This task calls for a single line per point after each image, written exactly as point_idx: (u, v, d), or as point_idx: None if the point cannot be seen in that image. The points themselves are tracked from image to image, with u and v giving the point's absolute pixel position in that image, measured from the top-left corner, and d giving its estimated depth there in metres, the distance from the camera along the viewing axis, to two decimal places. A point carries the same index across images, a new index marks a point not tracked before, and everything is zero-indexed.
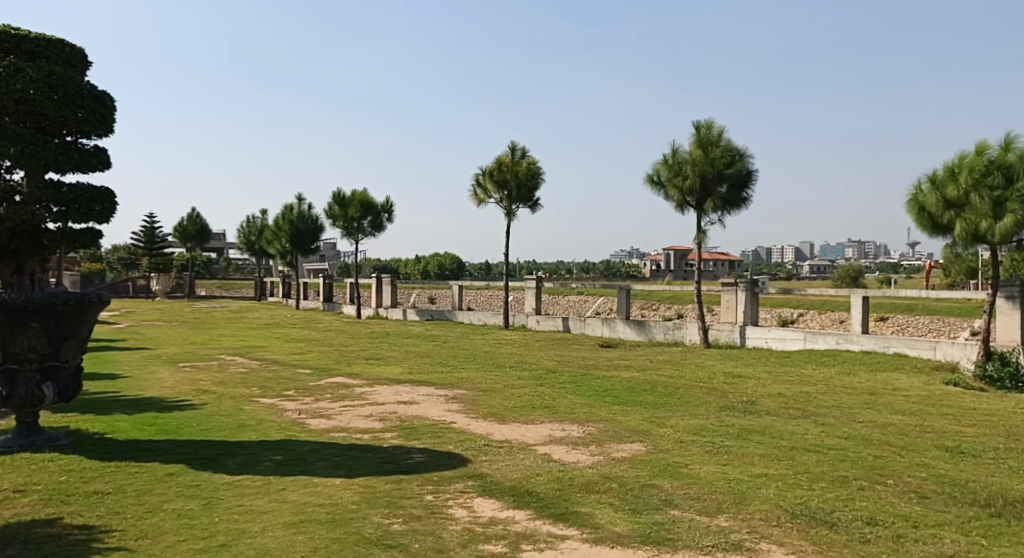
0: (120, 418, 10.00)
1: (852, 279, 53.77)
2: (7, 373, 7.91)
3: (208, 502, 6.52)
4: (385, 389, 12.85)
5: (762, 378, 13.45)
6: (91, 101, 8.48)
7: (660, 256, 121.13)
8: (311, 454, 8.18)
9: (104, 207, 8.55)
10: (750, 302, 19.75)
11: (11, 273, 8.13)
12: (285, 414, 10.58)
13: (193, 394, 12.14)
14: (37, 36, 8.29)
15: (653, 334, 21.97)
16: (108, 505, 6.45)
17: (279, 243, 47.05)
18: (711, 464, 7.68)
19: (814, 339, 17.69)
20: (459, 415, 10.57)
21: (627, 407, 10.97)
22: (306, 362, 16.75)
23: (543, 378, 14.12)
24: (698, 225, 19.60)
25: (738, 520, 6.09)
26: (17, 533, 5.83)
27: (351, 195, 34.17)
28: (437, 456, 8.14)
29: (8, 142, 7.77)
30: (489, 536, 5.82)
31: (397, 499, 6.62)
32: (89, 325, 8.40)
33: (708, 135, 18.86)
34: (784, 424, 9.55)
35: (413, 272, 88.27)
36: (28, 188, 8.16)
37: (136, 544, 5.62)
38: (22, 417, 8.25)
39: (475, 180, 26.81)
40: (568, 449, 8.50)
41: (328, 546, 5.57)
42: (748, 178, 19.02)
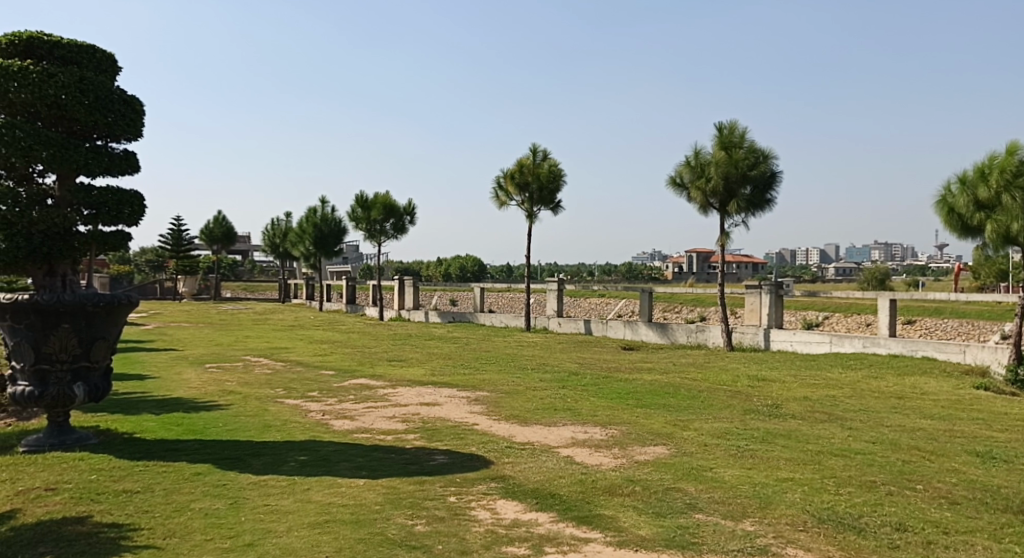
0: (148, 418, 10.12)
1: (878, 282, 52.99)
2: (39, 373, 8.03)
3: (235, 502, 6.59)
4: (408, 391, 12.91)
5: (787, 382, 13.31)
6: (121, 106, 8.60)
7: (682, 258, 120.50)
8: (335, 455, 8.24)
9: (133, 210, 8.66)
10: (774, 305, 19.59)
11: (43, 275, 8.26)
12: (309, 415, 10.66)
13: (219, 394, 12.29)
14: (69, 42, 8.43)
15: (675, 336, 21.86)
16: (137, 504, 6.54)
17: (303, 246, 47.37)
18: (736, 468, 7.63)
19: (840, 343, 17.51)
20: (482, 417, 10.58)
21: (650, 410, 10.94)
22: (330, 364, 16.88)
23: (565, 380, 14.09)
24: (722, 227, 19.46)
25: (763, 524, 6.05)
26: (49, 530, 5.93)
27: (374, 198, 34.35)
28: (459, 458, 8.16)
29: (40, 146, 7.92)
30: (512, 538, 5.83)
31: (420, 501, 6.65)
32: (119, 326, 8.51)
33: (731, 136, 18.76)
34: (810, 428, 9.45)
35: (435, 274, 88.59)
36: (60, 191, 8.30)
37: (164, 543, 5.69)
38: (53, 416, 8.38)
39: (497, 182, 26.85)
40: (590, 452, 8.49)
41: (352, 546, 5.60)
42: (773, 179, 18.85)
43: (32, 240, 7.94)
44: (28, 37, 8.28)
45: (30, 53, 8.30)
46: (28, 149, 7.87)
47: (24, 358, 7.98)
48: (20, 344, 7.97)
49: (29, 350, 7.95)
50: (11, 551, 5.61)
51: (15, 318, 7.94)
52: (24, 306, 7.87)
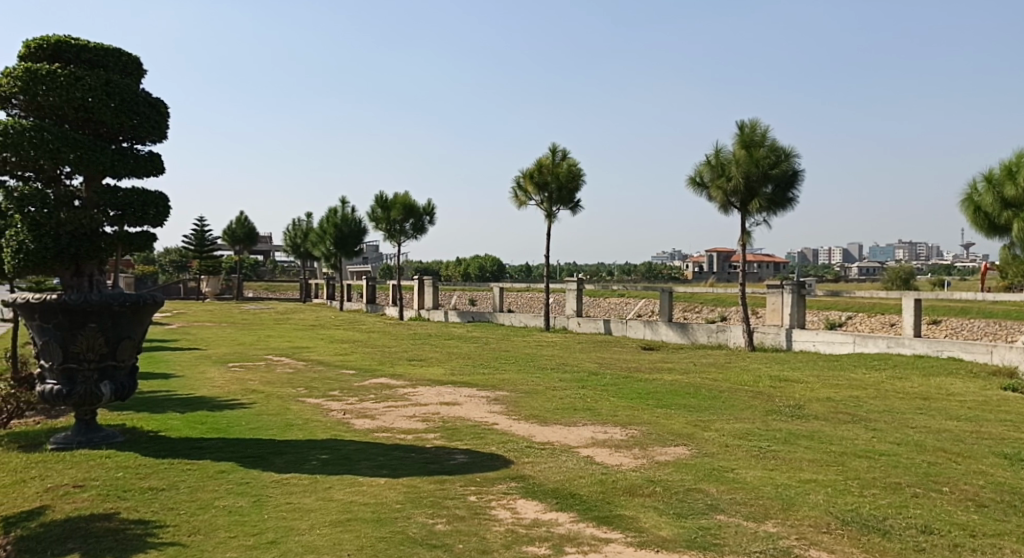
0: (173, 416, 10.23)
1: (903, 282, 52.37)
2: (66, 372, 8.15)
3: (258, 500, 6.64)
4: (428, 391, 12.94)
5: (809, 383, 13.19)
6: (146, 108, 8.69)
7: (702, 257, 119.94)
8: (356, 454, 8.28)
9: (159, 211, 8.75)
10: (796, 305, 19.44)
11: (71, 275, 8.38)
12: (330, 414, 10.73)
13: (242, 393, 12.39)
14: (95, 46, 8.53)
15: (696, 336, 21.76)
16: (162, 502, 6.61)
17: (324, 246, 47.68)
18: (758, 469, 7.58)
19: (864, 343, 17.36)
20: (501, 416, 10.60)
21: (671, 410, 10.90)
22: (350, 363, 16.96)
23: (584, 380, 14.07)
24: (743, 226, 19.34)
25: (786, 526, 6.02)
26: (77, 527, 6.01)
27: (394, 198, 34.49)
28: (479, 457, 8.17)
29: (67, 149, 8.04)
30: (532, 538, 5.83)
31: (441, 500, 6.67)
32: (144, 325, 8.61)
33: (752, 135, 18.65)
34: (832, 429, 9.37)
35: (454, 274, 88.83)
36: (87, 193, 8.42)
37: (189, 540, 5.75)
38: (80, 414, 8.50)
39: (516, 182, 26.87)
40: (610, 452, 8.46)
41: (373, 544, 5.64)
42: (794, 178, 18.71)
43: (59, 240, 8.07)
44: (56, 40, 8.40)
45: (58, 57, 8.43)
46: (56, 151, 8.00)
47: (52, 356, 8.11)
48: (48, 343, 8.09)
49: (57, 349, 8.07)
50: (41, 548, 5.70)
51: (43, 318, 8.06)
52: (53, 306, 7.98)
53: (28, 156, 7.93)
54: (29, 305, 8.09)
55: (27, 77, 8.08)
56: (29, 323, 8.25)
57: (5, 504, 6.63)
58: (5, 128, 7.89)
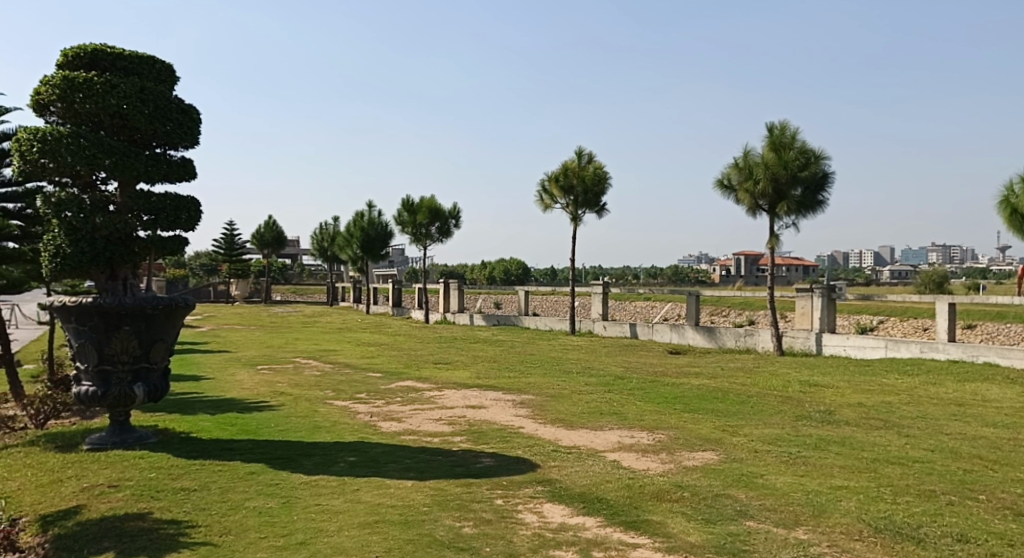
0: (204, 418, 10.36)
1: (936, 285, 51.61)
2: (101, 373, 8.28)
3: (287, 501, 6.70)
4: (454, 394, 12.97)
5: (840, 388, 13.03)
6: (179, 115, 8.82)
7: (729, 261, 119.11)
8: (384, 456, 8.32)
9: (191, 215, 8.88)
10: (826, 309, 19.23)
11: (106, 279, 8.51)
12: (358, 417, 10.79)
13: (271, 395, 12.50)
14: (130, 54, 8.69)
15: (723, 340, 21.60)
16: (194, 502, 6.69)
17: (351, 249, 48.01)
18: (788, 475, 7.50)
19: (896, 347, 17.11)
20: (527, 420, 10.61)
21: (698, 415, 10.82)
22: (377, 366, 17.04)
23: (611, 384, 14.04)
24: (771, 229, 19.16)
25: (817, 533, 5.95)
26: (112, 525, 6.11)
27: (420, 202, 34.63)
28: (506, 461, 8.17)
29: (103, 155, 8.18)
30: (559, 542, 5.82)
31: (468, 502, 6.68)
32: (176, 328, 8.73)
33: (781, 137, 18.50)
34: (864, 435, 9.24)
35: (480, 278, 89.07)
36: (122, 198, 8.57)
37: (220, 540, 5.81)
38: (115, 415, 8.63)
39: (541, 185, 26.87)
40: (638, 457, 8.43)
41: (401, 547, 5.66)
42: (824, 180, 18.52)
43: (95, 244, 8.21)
44: (93, 49, 8.56)
45: (94, 65, 8.60)
46: (92, 157, 8.15)
47: (87, 358, 8.24)
48: (84, 345, 8.22)
49: (92, 351, 8.20)
50: (77, 546, 5.81)
51: (79, 320, 8.19)
52: (88, 308, 8.11)
53: (65, 162, 8.07)
54: (66, 309, 8.22)
55: (64, 85, 8.24)
56: (65, 326, 8.39)
57: (43, 503, 6.75)
58: (44, 135, 8.06)
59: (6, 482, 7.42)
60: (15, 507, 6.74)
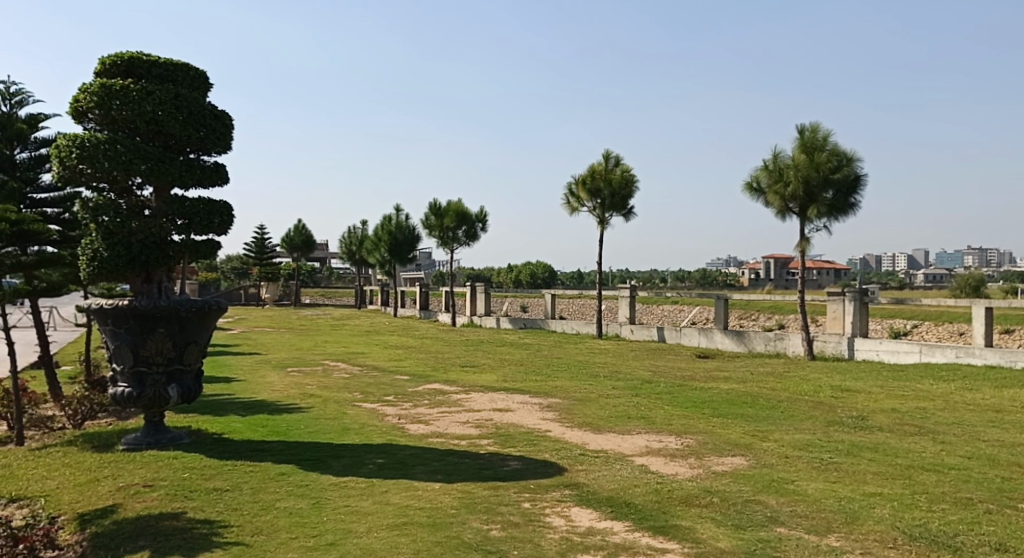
0: (235, 419, 10.48)
1: (974, 287, 50.76)
2: (136, 375, 8.42)
3: (317, 502, 6.75)
4: (481, 397, 12.98)
5: (873, 393, 12.86)
6: (212, 120, 8.94)
7: (758, 264, 118.13)
8: (411, 458, 8.36)
9: (223, 219, 9.00)
10: (858, 313, 18.97)
11: (141, 282, 8.63)
12: (385, 419, 10.85)
13: (301, 397, 12.62)
14: (165, 61, 8.83)
15: (752, 344, 21.41)
16: (226, 502, 6.77)
17: (378, 253, 48.31)
18: (819, 481, 7.41)
19: (931, 352, 16.83)
20: (554, 423, 10.60)
21: (728, 420, 10.72)
22: (404, 369, 17.13)
23: (639, 388, 13.97)
24: (802, 232, 18.95)
25: (850, 540, 5.88)
26: (147, 524, 6.20)
27: (447, 205, 34.75)
28: (533, 464, 8.17)
29: (140, 160, 8.32)
30: (587, 546, 5.80)
31: (495, 505, 6.69)
32: (210, 330, 8.84)
33: (813, 139, 18.33)
34: (897, 442, 9.10)
35: (507, 281, 89.17)
36: (157, 202, 8.71)
37: (252, 540, 5.87)
38: (149, 416, 8.76)
39: (569, 188, 26.86)
40: (666, 461, 8.38)
41: (429, 548, 5.68)
42: (857, 182, 18.28)
43: (131, 248, 8.36)
44: (129, 57, 8.72)
45: (131, 73, 8.76)
46: (129, 162, 8.29)
47: (123, 359, 8.37)
48: (120, 347, 8.36)
49: (128, 353, 8.33)
50: (114, 544, 5.91)
51: (116, 322, 8.32)
52: (125, 310, 8.25)
53: (102, 167, 8.23)
54: (103, 311, 8.35)
55: (102, 93, 8.41)
56: (103, 328, 8.53)
57: (80, 502, 6.87)
58: (82, 141, 8.22)
59: (44, 481, 7.55)
60: (53, 506, 6.87)
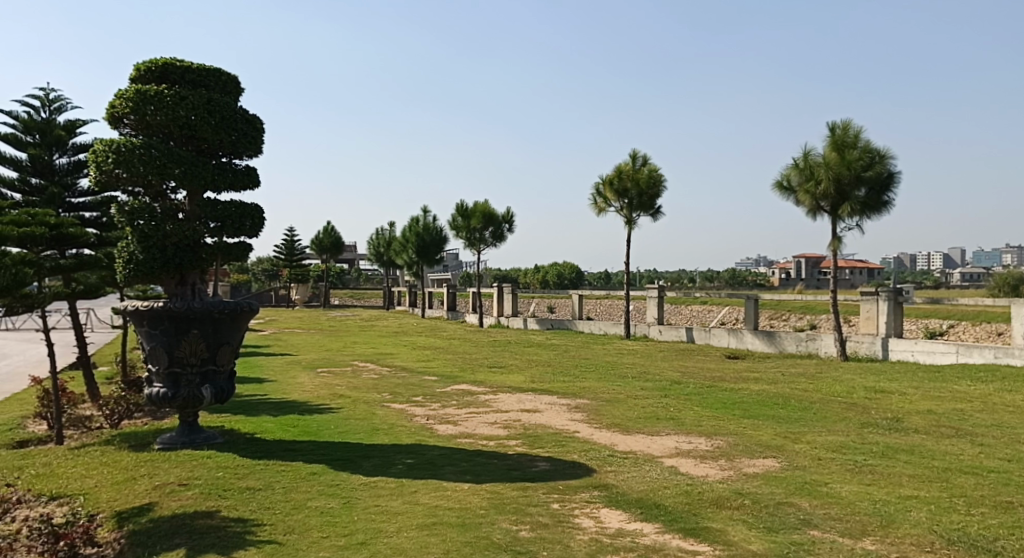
0: (267, 419, 10.59)
1: (1013, 287, 49.71)
2: (171, 375, 8.55)
3: (348, 502, 6.80)
4: (509, 397, 12.98)
5: (908, 394, 12.67)
6: (243, 125, 9.03)
7: (789, 263, 116.90)
8: (440, 459, 8.38)
9: (254, 222, 9.09)
10: (893, 313, 18.69)
11: (176, 284, 8.74)
12: (414, 419, 10.90)
13: (331, 398, 12.73)
14: (198, 67, 8.95)
15: (784, 345, 21.17)
16: (259, 501, 6.84)
17: (406, 255, 48.54)
18: (853, 484, 7.32)
19: (969, 353, 16.52)
20: (583, 424, 10.56)
21: (759, 421, 10.61)
22: (433, 369, 17.19)
23: (667, 389, 13.89)
24: (834, 231, 18.71)
25: (885, 543, 5.79)
26: (182, 523, 6.29)
27: (474, 206, 34.80)
28: (562, 465, 8.15)
29: (173, 164, 8.44)
30: (617, 547, 5.77)
31: (524, 506, 6.68)
32: (242, 331, 8.93)
33: (844, 137, 18.11)
34: (934, 444, 8.94)
35: (534, 282, 89.15)
36: (190, 206, 8.81)
37: (285, 538, 5.92)
38: (184, 416, 8.88)
39: (595, 189, 26.78)
40: (696, 463, 8.31)
41: (459, 548, 5.69)
42: (891, 180, 18.01)
43: (165, 251, 8.48)
44: (163, 63, 8.85)
45: (165, 78, 8.88)
46: (163, 167, 8.41)
47: (158, 361, 8.49)
48: (155, 349, 8.47)
49: (163, 354, 8.45)
50: (151, 542, 5.99)
51: (151, 324, 8.44)
52: (160, 312, 8.36)
53: (138, 171, 8.36)
54: (138, 313, 8.48)
55: (137, 98, 8.54)
56: (138, 330, 8.65)
57: (117, 500, 6.98)
58: (118, 146, 8.36)
59: (82, 479, 7.69)
60: (91, 504, 6.98)
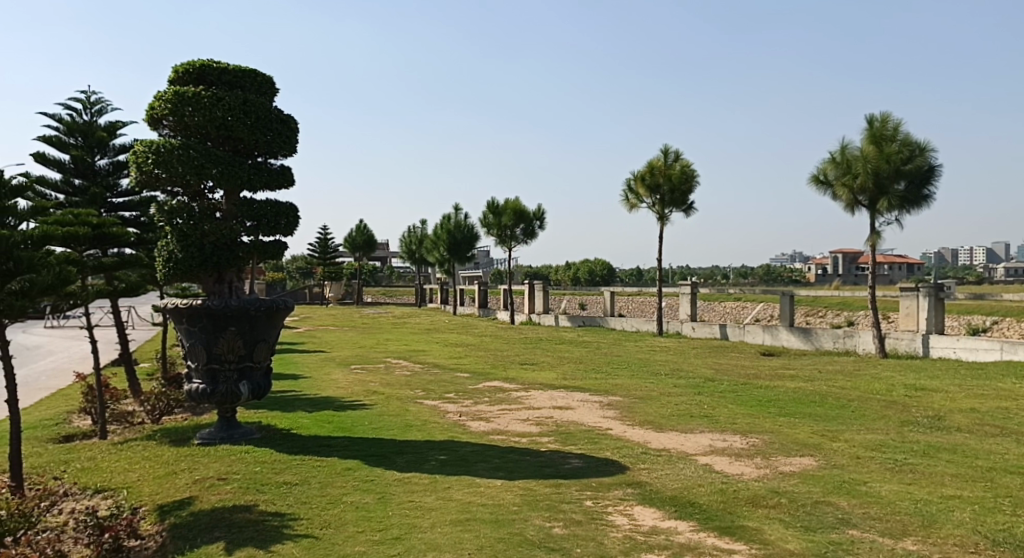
0: (303, 415, 10.71)
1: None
2: (210, 372, 8.66)
3: (382, 497, 6.85)
4: (541, 395, 12.97)
5: (950, 392, 12.40)
6: (278, 125, 9.12)
7: (825, 259, 115.24)
8: (473, 455, 8.39)
9: (289, 221, 9.18)
10: (933, 310, 18.32)
11: (214, 283, 8.87)
12: (447, 416, 10.95)
13: (365, 394, 12.82)
14: (235, 68, 9.05)
15: (820, 342, 20.88)
16: (296, 496, 6.91)
17: (437, 252, 48.72)
18: (894, 483, 7.18)
19: (1013, 350, 16.14)
20: (616, 421, 10.50)
21: (794, 419, 10.48)
22: (465, 366, 17.25)
23: (701, 386, 13.78)
24: (872, 226, 18.41)
25: (927, 544, 5.68)
26: (221, 516, 6.37)
27: (505, 204, 34.79)
28: (595, 462, 8.12)
29: (211, 164, 8.56)
30: (651, 545, 5.74)
31: (557, 503, 6.67)
32: (278, 329, 9.03)
33: (882, 130, 17.79)
34: (978, 443, 8.74)
35: (565, 279, 89.00)
36: (227, 205, 8.92)
37: (321, 533, 5.97)
38: (222, 411, 9.01)
39: (627, 185, 26.63)
40: (730, 461, 8.23)
41: (493, 545, 5.69)
42: (931, 173, 17.72)
43: (203, 250, 8.60)
44: (201, 64, 8.98)
45: (202, 80, 9.00)
46: (201, 167, 8.53)
47: (198, 358, 8.64)
48: (195, 346, 8.62)
49: (202, 351, 8.58)
50: (192, 535, 6.09)
51: (190, 321, 8.56)
52: (198, 310, 8.47)
53: (176, 172, 8.49)
54: (177, 310, 8.59)
55: (176, 100, 8.66)
56: (178, 327, 8.79)
57: (159, 494, 7.10)
58: (158, 147, 8.50)
59: (125, 473, 7.84)
60: (134, 497, 7.12)
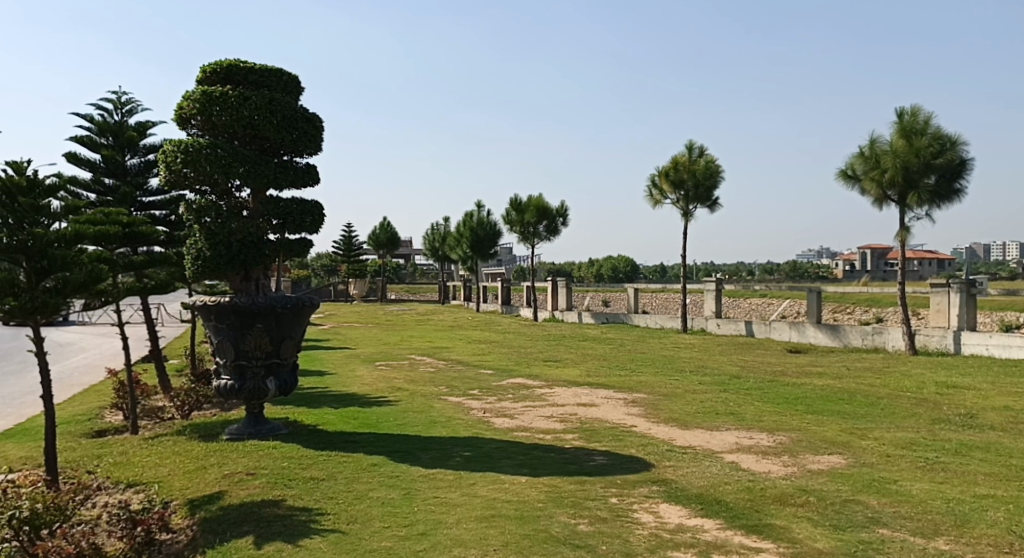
0: (329, 411, 10.77)
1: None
2: (238, 368, 8.73)
3: (408, 493, 6.86)
4: (565, 391, 12.94)
5: (982, 390, 12.20)
6: (304, 123, 9.18)
7: (853, 255, 113.92)
8: (497, 452, 8.39)
9: (315, 218, 9.24)
10: (965, 306, 18.02)
11: (241, 280, 8.95)
12: (471, 412, 10.97)
13: (389, 390, 12.88)
14: (261, 68, 9.10)
15: (849, 338, 20.62)
16: (323, 491, 6.95)
17: (461, 250, 48.76)
18: (925, 482, 7.08)
19: None
20: (640, 418, 10.46)
21: (822, 417, 10.35)
22: (489, 363, 17.26)
23: (727, 384, 13.66)
24: (901, 221, 18.15)
25: (960, 543, 5.59)
26: (251, 511, 6.43)
27: (528, 201, 34.77)
28: (620, 460, 8.09)
29: (238, 163, 8.62)
30: (678, 543, 5.70)
31: (582, 500, 6.64)
32: (305, 326, 9.08)
33: (912, 123, 17.52)
34: (1011, 441, 8.59)
35: (588, 276, 88.71)
36: (254, 203, 8.98)
37: (348, 528, 6.00)
38: (250, 408, 9.08)
39: (651, 180, 26.51)
40: (757, 459, 8.15)
41: (518, 541, 5.69)
42: (962, 167, 17.41)
43: (231, 247, 8.66)
44: (228, 64, 9.04)
45: (229, 80, 9.06)
46: (228, 166, 8.60)
47: (226, 354, 8.71)
48: (223, 343, 8.69)
49: (230, 348, 8.65)
50: (221, 529, 6.15)
51: (218, 319, 8.63)
52: (226, 308, 8.54)
53: (204, 171, 8.57)
54: (206, 308, 8.66)
55: (203, 100, 8.73)
56: (206, 324, 8.86)
57: (189, 488, 7.19)
58: (186, 146, 8.57)
59: (156, 468, 7.94)
60: (165, 492, 7.20)
